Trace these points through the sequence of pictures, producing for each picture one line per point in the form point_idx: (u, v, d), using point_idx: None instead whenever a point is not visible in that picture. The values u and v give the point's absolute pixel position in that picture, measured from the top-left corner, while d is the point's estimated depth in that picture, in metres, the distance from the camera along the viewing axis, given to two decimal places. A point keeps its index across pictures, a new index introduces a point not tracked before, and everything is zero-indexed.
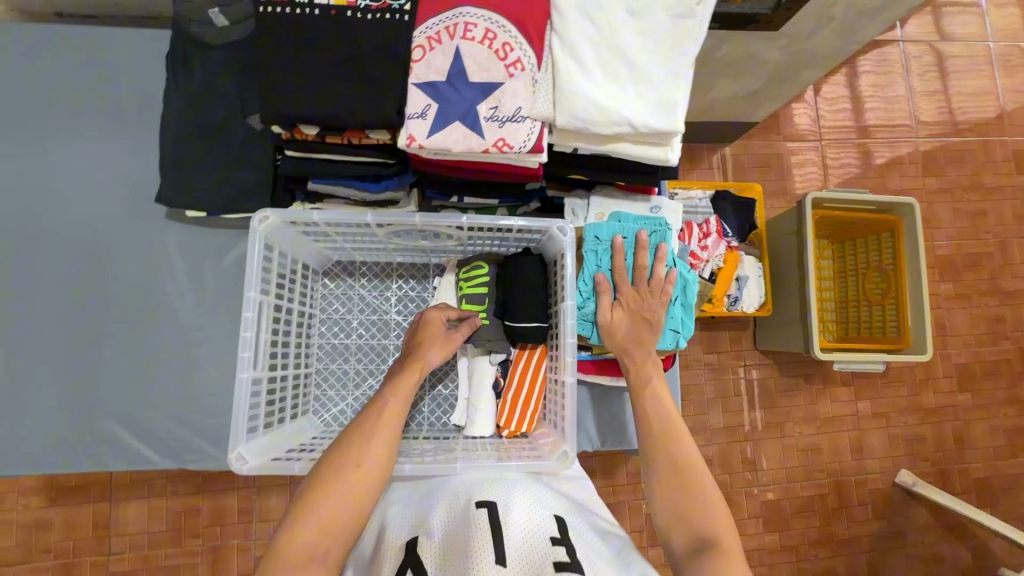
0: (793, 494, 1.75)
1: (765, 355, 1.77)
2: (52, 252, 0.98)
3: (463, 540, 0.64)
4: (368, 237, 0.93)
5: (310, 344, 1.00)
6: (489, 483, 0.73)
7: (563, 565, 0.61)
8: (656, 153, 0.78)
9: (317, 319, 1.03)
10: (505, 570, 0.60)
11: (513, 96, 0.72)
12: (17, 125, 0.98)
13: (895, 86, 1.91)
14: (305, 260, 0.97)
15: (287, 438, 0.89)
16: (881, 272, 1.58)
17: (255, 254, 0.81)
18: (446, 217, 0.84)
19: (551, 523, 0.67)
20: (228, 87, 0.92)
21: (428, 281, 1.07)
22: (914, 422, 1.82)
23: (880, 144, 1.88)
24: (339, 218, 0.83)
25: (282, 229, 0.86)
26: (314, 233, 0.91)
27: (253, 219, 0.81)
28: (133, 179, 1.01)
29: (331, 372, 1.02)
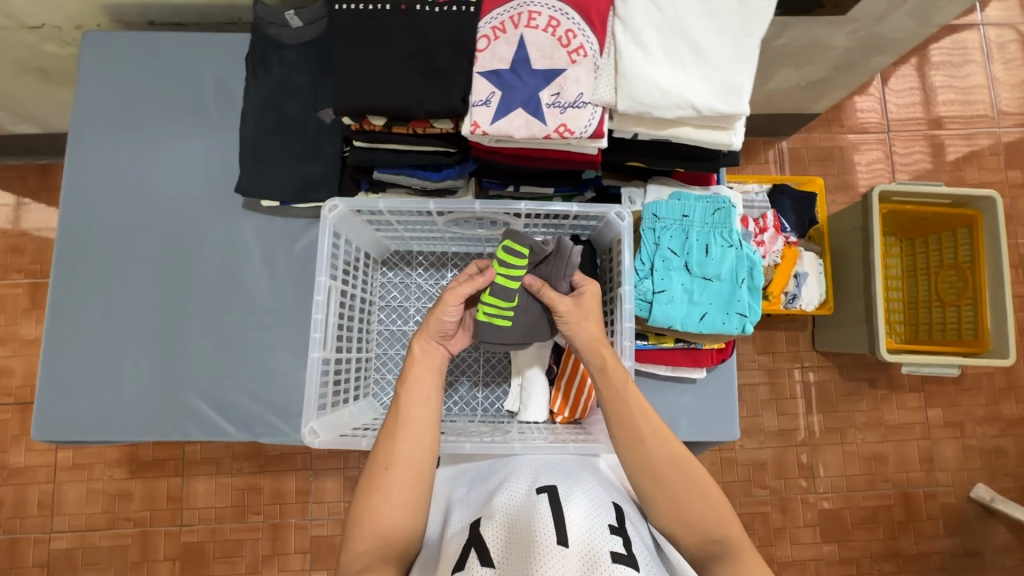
0: (854, 503, 1.67)
1: (825, 357, 1.70)
2: (144, 239, 1.07)
3: (524, 521, 0.66)
4: (428, 226, 0.96)
5: (370, 330, 1.05)
6: (549, 469, 0.75)
7: (620, 556, 0.62)
8: (717, 138, 0.77)
9: (377, 306, 1.07)
10: (566, 550, 0.62)
11: (575, 82, 0.73)
12: (116, 124, 1.08)
13: (974, 74, 1.79)
14: (368, 248, 1.02)
15: (352, 417, 0.93)
16: (956, 269, 1.48)
17: (326, 241, 0.86)
18: (504, 203, 0.86)
19: (609, 512, 0.68)
20: (302, 84, 0.98)
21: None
22: (992, 433, 1.69)
23: (957, 135, 1.77)
24: (403, 205, 0.86)
25: (349, 218, 0.91)
26: (377, 222, 0.95)
27: (324, 209, 0.86)
28: (215, 172, 1.09)
29: (390, 357, 1.06)
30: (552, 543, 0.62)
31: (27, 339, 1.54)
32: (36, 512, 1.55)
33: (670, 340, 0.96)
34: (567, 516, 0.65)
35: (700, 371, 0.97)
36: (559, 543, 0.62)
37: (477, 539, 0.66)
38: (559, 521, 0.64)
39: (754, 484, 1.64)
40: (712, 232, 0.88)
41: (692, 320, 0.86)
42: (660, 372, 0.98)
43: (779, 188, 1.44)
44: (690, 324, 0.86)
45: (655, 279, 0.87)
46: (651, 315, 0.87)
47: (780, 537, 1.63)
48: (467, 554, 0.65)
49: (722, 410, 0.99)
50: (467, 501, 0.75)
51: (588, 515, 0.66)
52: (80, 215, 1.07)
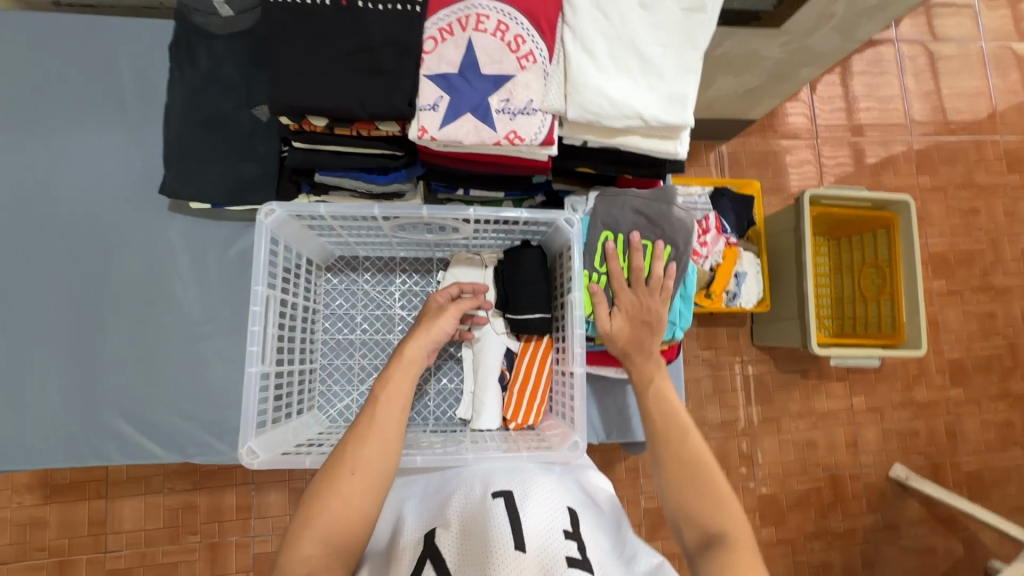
0: (789, 487, 1.77)
1: (762, 351, 1.79)
2: (53, 244, 0.96)
3: (481, 534, 0.64)
4: (373, 232, 0.93)
5: (315, 340, 1.00)
6: (504, 475, 0.74)
7: (575, 561, 0.62)
8: (664, 147, 0.78)
9: (321, 314, 1.02)
10: (523, 559, 0.61)
11: (524, 88, 0.72)
12: (16, 115, 0.97)
13: (890, 86, 1.93)
14: (309, 255, 0.96)
15: (295, 434, 0.88)
16: (876, 268, 1.60)
17: (262, 248, 0.80)
18: (453, 210, 0.84)
19: (565, 516, 0.68)
20: (234, 79, 0.91)
21: (432, 275, 1.06)
22: (908, 417, 1.85)
23: (876, 143, 1.91)
24: (346, 211, 0.82)
25: (288, 224, 0.86)
26: (318, 226, 0.91)
27: (260, 213, 0.81)
28: (136, 171, 0.99)
29: (336, 367, 1.01)
30: (507, 551, 0.62)
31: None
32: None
33: None
34: (523, 525, 0.65)
35: None
36: (514, 549, 0.62)
37: (434, 550, 0.64)
38: (514, 527, 0.64)
39: None
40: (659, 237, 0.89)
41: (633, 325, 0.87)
42: (609, 374, 0.99)
43: (719, 192, 1.49)
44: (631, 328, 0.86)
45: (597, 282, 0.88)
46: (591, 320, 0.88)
47: None
48: (423, 565, 0.63)
49: None
50: (420, 511, 0.73)
51: (542, 520, 0.66)
52: None
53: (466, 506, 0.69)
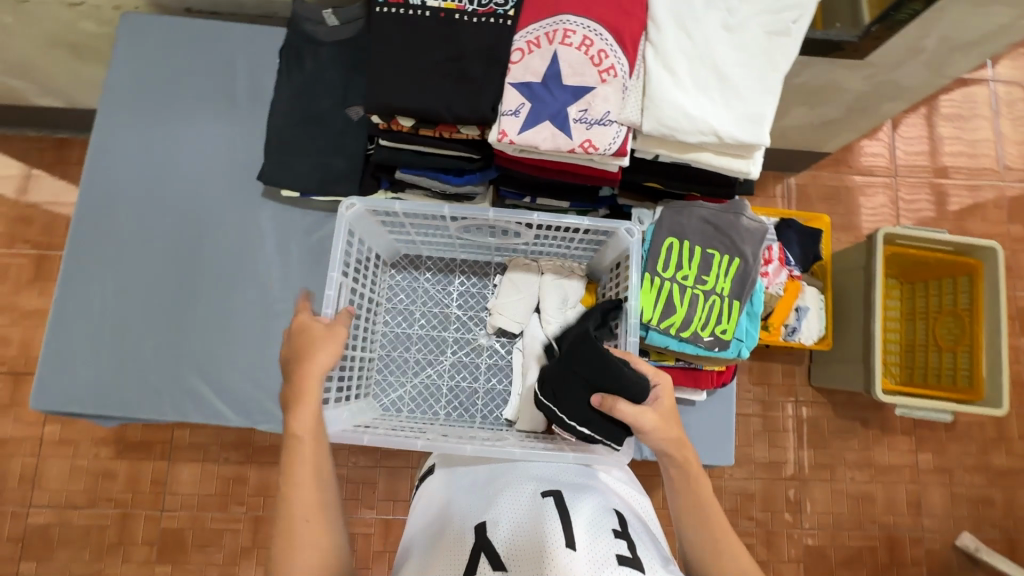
0: (839, 541, 1.67)
1: (819, 393, 1.71)
2: (162, 218, 1.08)
3: (535, 533, 0.65)
4: (440, 232, 0.99)
5: (374, 331, 1.05)
6: (556, 479, 0.75)
7: (626, 559, 0.63)
8: (737, 165, 0.79)
9: (382, 309, 1.07)
10: (574, 553, 0.62)
11: (603, 100, 0.75)
12: (147, 104, 1.10)
13: (982, 128, 1.83)
14: (378, 250, 1.03)
15: (353, 415, 0.93)
16: (956, 316, 1.50)
17: (340, 237, 0.88)
18: (516, 214, 0.88)
19: (613, 518, 0.69)
20: (335, 82, 1.00)
21: (489, 278, 1.11)
22: (980, 483, 1.70)
23: (962, 186, 1.80)
24: (418, 209, 0.90)
25: (365, 219, 0.93)
26: (391, 224, 0.98)
27: (341, 205, 0.88)
28: (240, 158, 1.10)
29: (392, 358, 1.06)
30: (559, 545, 0.63)
31: (26, 310, 1.53)
32: (15, 485, 1.54)
33: (672, 360, 0.95)
34: (572, 521, 0.66)
35: (701, 394, 0.97)
36: (567, 544, 0.63)
37: (485, 544, 0.65)
38: (563, 525, 0.65)
39: (741, 515, 1.65)
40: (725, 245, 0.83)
41: (688, 335, 0.81)
42: None
43: (787, 223, 1.45)
44: (687, 337, 0.80)
45: (656, 287, 0.82)
46: (649, 325, 0.81)
47: (763, 569, 1.63)
48: (476, 558, 0.63)
49: (719, 433, 1.01)
50: (469, 501, 0.74)
51: (592, 521, 0.67)
52: (103, 191, 1.08)
53: (516, 503, 0.70)
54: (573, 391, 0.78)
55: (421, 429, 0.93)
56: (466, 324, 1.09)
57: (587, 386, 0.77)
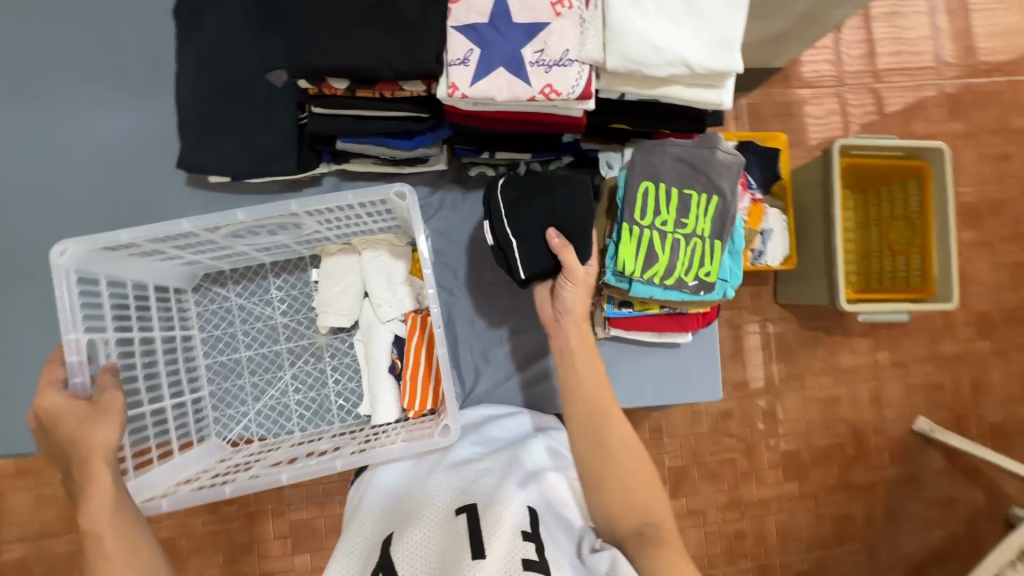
0: (812, 443, 1.77)
1: (786, 309, 1.75)
2: (74, 226, 0.95)
3: (444, 547, 0.65)
4: (212, 245, 0.85)
5: (190, 368, 0.93)
6: (472, 484, 0.73)
7: (533, 563, 0.62)
8: (708, 96, 0.73)
9: (194, 339, 0.95)
10: (483, 564, 0.62)
11: (560, 37, 0.67)
12: (25, 93, 0.94)
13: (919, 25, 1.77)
14: (158, 280, 0.89)
15: (180, 466, 0.82)
16: (907, 221, 1.55)
17: (66, 293, 0.72)
18: (273, 208, 0.75)
19: (524, 516, 0.67)
20: (243, 40, 0.85)
21: (307, 275, 0.98)
22: (931, 370, 1.81)
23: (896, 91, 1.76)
24: (151, 232, 0.73)
25: (100, 257, 0.77)
26: (149, 252, 0.83)
27: (51, 256, 0.71)
28: (152, 145, 0.96)
29: (224, 389, 0.95)
30: (466, 558, 0.62)
31: None
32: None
33: (655, 307, 0.93)
34: (483, 530, 0.65)
35: (685, 335, 0.96)
36: (473, 556, 0.62)
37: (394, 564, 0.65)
38: (472, 535, 0.65)
39: (721, 433, 1.73)
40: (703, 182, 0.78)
41: (672, 282, 0.79)
42: (646, 339, 0.97)
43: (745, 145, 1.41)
44: (671, 284, 0.78)
45: (637, 236, 0.77)
46: (632, 277, 0.78)
47: (748, 479, 1.73)
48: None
49: (705, 372, 1.01)
50: (384, 512, 0.74)
51: (502, 524, 0.66)
52: (0, 203, 0.94)
53: (432, 521, 0.69)
54: (536, 214, 0.79)
55: (257, 461, 0.84)
56: (297, 330, 0.97)
57: (544, 221, 0.79)
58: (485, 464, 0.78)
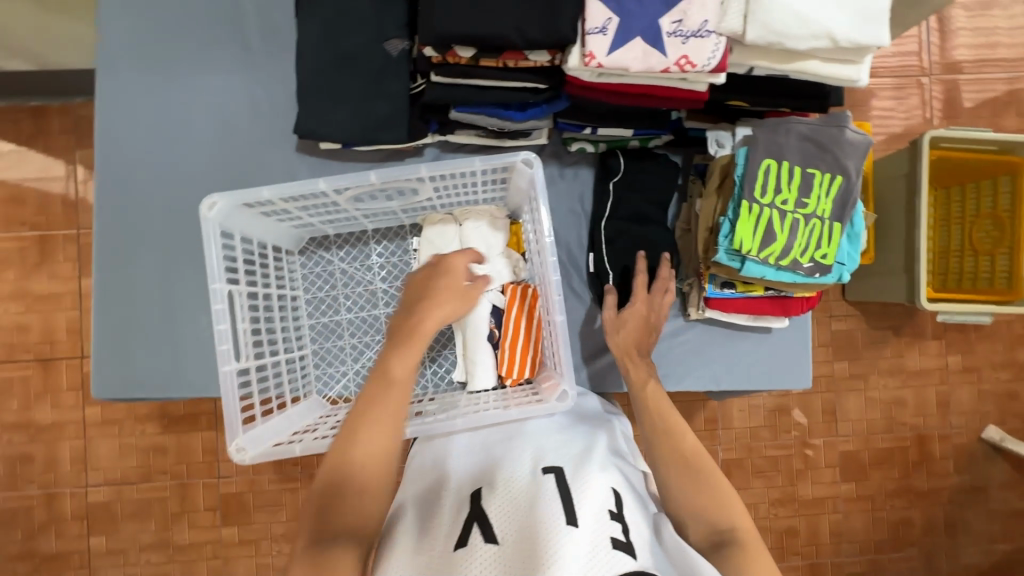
0: (872, 444, 1.63)
1: (853, 307, 1.61)
2: (188, 184, 0.99)
3: (528, 505, 0.60)
4: (333, 208, 0.88)
5: (297, 326, 0.97)
6: (558, 450, 0.70)
7: (620, 543, 0.57)
8: (843, 73, 0.71)
9: (301, 299, 0.98)
10: (575, 531, 0.56)
11: (700, 8, 0.67)
12: (150, 56, 0.98)
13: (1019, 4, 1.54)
14: (275, 241, 0.93)
15: (294, 420, 0.87)
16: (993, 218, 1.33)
17: (212, 246, 0.77)
18: (403, 171, 0.78)
19: (609, 497, 0.62)
20: (364, 10, 0.88)
21: (406, 243, 1.00)
22: (1007, 378, 1.63)
23: (972, 83, 1.53)
24: (290, 189, 0.78)
25: (237, 213, 0.81)
26: (275, 212, 0.86)
27: (201, 208, 0.76)
28: (264, 110, 1.00)
29: (326, 350, 0.98)
30: (557, 523, 0.56)
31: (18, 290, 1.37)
32: (67, 468, 1.40)
33: (759, 290, 0.93)
34: (574, 497, 0.60)
35: (783, 319, 0.96)
36: (566, 521, 0.57)
37: (480, 515, 0.61)
38: (563, 499, 0.60)
39: (780, 429, 1.60)
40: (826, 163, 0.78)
41: (787, 263, 0.78)
42: (740, 322, 0.97)
43: None
44: (787, 264, 0.77)
45: (755, 214, 0.77)
46: (747, 256, 0.77)
47: (801, 479, 1.61)
48: (470, 527, 0.59)
49: (795, 358, 1.00)
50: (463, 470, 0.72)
51: (593, 500, 0.61)
52: (121, 158, 0.98)
53: (513, 479, 0.65)
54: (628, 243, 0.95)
55: None
56: (396, 297, 0.99)
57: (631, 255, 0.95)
58: (571, 435, 0.75)
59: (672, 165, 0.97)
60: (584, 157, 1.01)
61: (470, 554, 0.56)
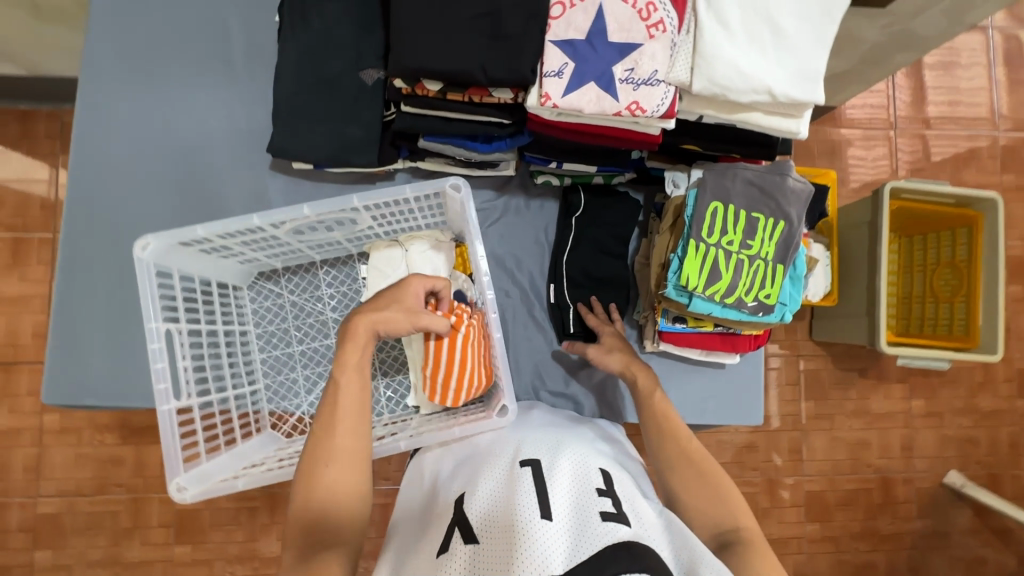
0: (836, 485, 1.64)
1: (819, 347, 1.64)
2: (161, 195, 1.01)
3: (510, 496, 0.62)
4: (277, 242, 0.89)
5: (249, 361, 0.96)
6: (529, 447, 0.72)
7: (609, 516, 0.60)
8: (785, 125, 0.76)
9: (252, 335, 0.98)
10: (552, 523, 0.57)
11: (651, 58, 0.71)
12: (134, 69, 1.01)
13: (978, 68, 1.64)
14: (221, 279, 0.93)
15: (245, 454, 0.86)
16: (952, 267, 1.37)
17: (147, 284, 0.77)
18: (336, 202, 0.79)
19: (597, 478, 0.67)
20: (344, 40, 0.92)
21: (355, 270, 1.01)
22: (968, 424, 1.67)
23: (944, 137, 1.61)
24: (225, 226, 0.79)
25: (175, 252, 0.82)
26: (215, 249, 0.87)
27: (134, 249, 0.77)
28: (243, 127, 1.03)
29: (280, 383, 0.98)
30: (535, 517, 0.58)
31: None
32: (19, 476, 1.36)
33: (710, 325, 0.95)
34: (549, 485, 0.63)
35: (735, 356, 0.98)
36: (542, 517, 0.58)
37: (465, 521, 0.62)
38: (539, 490, 0.62)
39: (746, 466, 1.61)
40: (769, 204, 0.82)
41: (731, 301, 0.81)
42: (693, 356, 0.99)
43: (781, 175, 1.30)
44: (731, 302, 0.81)
45: (702, 253, 0.80)
46: (693, 292, 0.80)
47: (766, 517, 1.60)
48: (450, 532, 0.62)
49: (749, 395, 1.02)
50: (454, 475, 0.72)
51: (569, 488, 0.64)
52: (96, 166, 1.00)
53: (495, 475, 0.67)
54: (588, 276, 0.99)
55: None
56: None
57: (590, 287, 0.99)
58: (550, 430, 0.78)
59: (632, 202, 1.01)
60: (550, 190, 1.04)
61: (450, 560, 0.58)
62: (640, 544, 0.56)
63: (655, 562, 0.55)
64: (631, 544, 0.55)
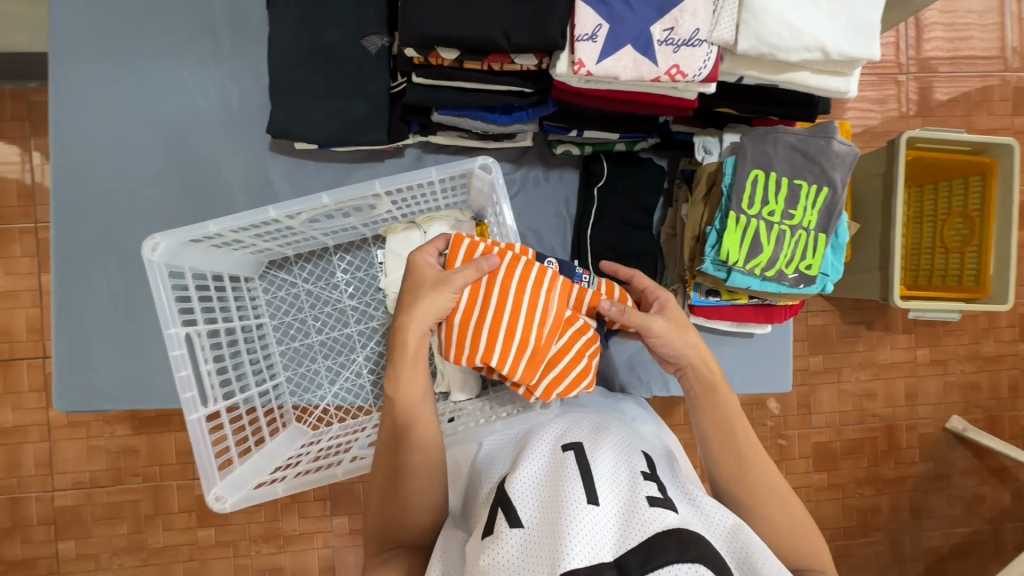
0: (843, 435, 1.66)
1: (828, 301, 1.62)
2: (154, 184, 0.94)
3: (552, 482, 0.57)
4: (291, 232, 0.84)
5: (269, 355, 0.92)
6: (571, 423, 0.67)
7: (658, 500, 0.55)
8: (833, 84, 0.71)
9: (269, 327, 0.93)
10: (601, 508, 0.53)
11: (692, 16, 0.65)
12: (109, 45, 0.91)
13: (993, 4, 1.56)
14: (233, 272, 0.88)
15: (279, 452, 0.84)
16: (962, 215, 1.33)
17: (160, 288, 0.73)
18: (356, 189, 0.74)
19: (640, 460, 0.63)
20: (340, 4, 0.83)
21: (370, 255, 0.96)
22: (970, 370, 1.68)
23: (946, 79, 1.55)
24: (237, 221, 0.74)
25: (185, 249, 0.77)
26: (226, 243, 0.82)
27: (143, 250, 0.72)
28: (235, 105, 0.95)
29: (301, 376, 0.94)
30: (581, 501, 0.53)
31: None
32: (34, 471, 1.34)
33: (743, 298, 0.93)
34: (596, 470, 0.58)
35: (766, 326, 0.96)
36: (587, 503, 0.53)
37: (503, 498, 0.58)
38: (586, 474, 0.57)
39: (757, 422, 1.61)
40: (812, 168, 0.78)
41: (772, 274, 0.78)
42: (723, 328, 0.97)
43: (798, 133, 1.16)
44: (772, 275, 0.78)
45: (743, 225, 0.76)
46: (733, 266, 0.77)
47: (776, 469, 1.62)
48: (494, 515, 0.56)
49: (778, 364, 1.01)
50: (488, 464, 0.67)
51: (614, 471, 0.59)
52: (79, 154, 0.92)
53: (536, 452, 0.63)
54: (613, 250, 0.94)
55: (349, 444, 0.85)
56: (366, 312, 0.95)
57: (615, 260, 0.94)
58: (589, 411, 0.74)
59: (657, 169, 0.96)
60: (569, 159, 0.99)
61: (498, 542, 0.53)
62: (689, 531, 0.52)
63: (709, 551, 0.51)
64: (683, 531, 0.52)
